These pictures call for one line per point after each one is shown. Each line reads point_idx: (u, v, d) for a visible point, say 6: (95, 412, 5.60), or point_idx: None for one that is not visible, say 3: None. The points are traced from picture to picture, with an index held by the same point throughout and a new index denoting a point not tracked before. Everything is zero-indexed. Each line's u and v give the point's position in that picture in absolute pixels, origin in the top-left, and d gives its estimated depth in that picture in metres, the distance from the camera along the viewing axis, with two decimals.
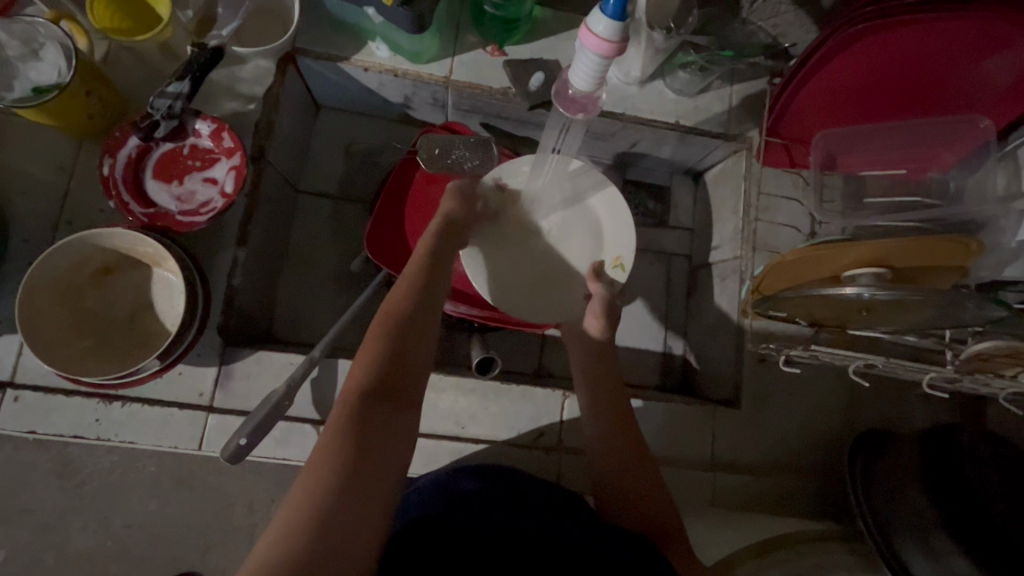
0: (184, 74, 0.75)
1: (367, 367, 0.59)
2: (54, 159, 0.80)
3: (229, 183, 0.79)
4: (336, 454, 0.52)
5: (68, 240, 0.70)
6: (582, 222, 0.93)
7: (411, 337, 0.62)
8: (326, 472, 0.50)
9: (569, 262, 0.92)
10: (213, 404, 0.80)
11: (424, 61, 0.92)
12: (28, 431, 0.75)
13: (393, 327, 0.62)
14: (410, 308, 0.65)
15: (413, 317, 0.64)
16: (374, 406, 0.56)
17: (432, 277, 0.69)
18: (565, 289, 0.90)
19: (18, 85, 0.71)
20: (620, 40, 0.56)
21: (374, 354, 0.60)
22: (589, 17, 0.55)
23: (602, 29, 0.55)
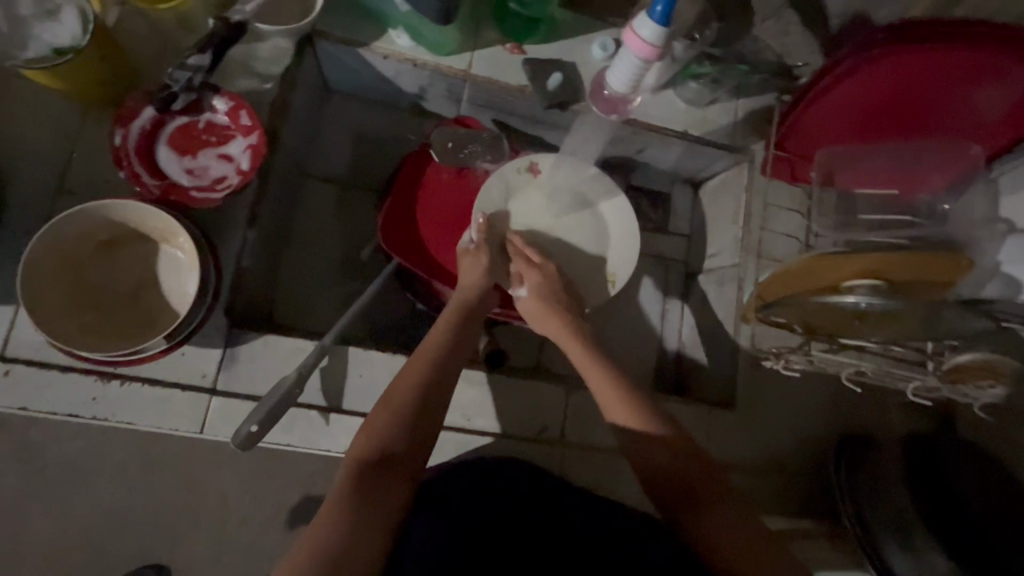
0: (207, 48, 0.76)
1: (373, 442, 0.64)
2: (56, 124, 0.77)
3: (245, 161, 0.77)
4: (350, 489, 0.60)
5: (76, 209, 0.68)
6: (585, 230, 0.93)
7: (417, 414, 0.67)
8: (334, 515, 0.58)
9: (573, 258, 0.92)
10: (216, 386, 0.77)
11: (445, 53, 0.92)
12: (19, 407, 0.72)
13: (404, 402, 0.67)
14: (422, 388, 0.68)
15: (425, 402, 0.68)
16: (373, 486, 0.61)
17: (453, 339, 0.74)
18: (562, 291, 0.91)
19: (34, 45, 0.68)
20: (662, 41, 0.69)
21: (384, 430, 0.65)
22: (636, 21, 0.68)
23: (647, 32, 0.68)
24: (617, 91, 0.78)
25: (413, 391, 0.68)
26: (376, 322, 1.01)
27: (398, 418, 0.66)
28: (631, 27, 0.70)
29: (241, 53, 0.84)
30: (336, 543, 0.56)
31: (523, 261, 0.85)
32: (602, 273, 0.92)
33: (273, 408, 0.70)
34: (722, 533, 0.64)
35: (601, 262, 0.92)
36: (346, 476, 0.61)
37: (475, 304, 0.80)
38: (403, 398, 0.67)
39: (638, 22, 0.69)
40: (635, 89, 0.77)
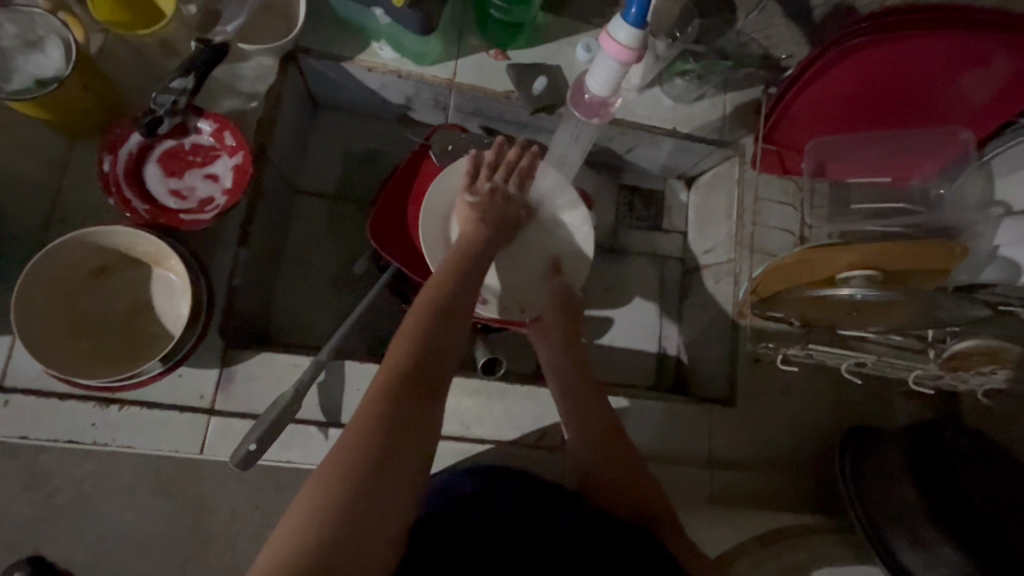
0: (189, 70, 0.73)
1: (399, 361, 0.53)
2: (45, 154, 0.78)
3: (231, 181, 0.76)
4: (367, 438, 0.47)
5: (69, 236, 0.68)
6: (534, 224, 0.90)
7: (441, 333, 0.57)
8: (349, 462, 0.45)
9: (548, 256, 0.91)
10: (215, 406, 0.78)
11: (428, 62, 0.93)
12: (21, 436, 0.72)
13: (429, 320, 0.58)
14: (441, 312, 0.59)
15: (446, 326, 0.58)
16: (398, 420, 0.49)
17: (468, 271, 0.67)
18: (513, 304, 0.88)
19: (17, 77, 0.69)
20: (638, 46, 0.68)
21: (404, 352, 0.54)
22: (611, 26, 0.68)
23: (622, 35, 0.68)
24: (599, 94, 0.77)
25: (430, 307, 0.59)
26: (374, 334, 1.01)
27: (424, 343, 0.55)
28: (606, 31, 0.70)
29: (226, 73, 0.85)
30: (360, 470, 0.45)
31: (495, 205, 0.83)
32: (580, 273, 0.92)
33: (273, 426, 0.71)
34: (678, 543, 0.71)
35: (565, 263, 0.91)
36: (374, 400, 0.50)
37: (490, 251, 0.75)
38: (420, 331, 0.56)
39: (612, 25, 0.68)
40: (616, 90, 0.77)
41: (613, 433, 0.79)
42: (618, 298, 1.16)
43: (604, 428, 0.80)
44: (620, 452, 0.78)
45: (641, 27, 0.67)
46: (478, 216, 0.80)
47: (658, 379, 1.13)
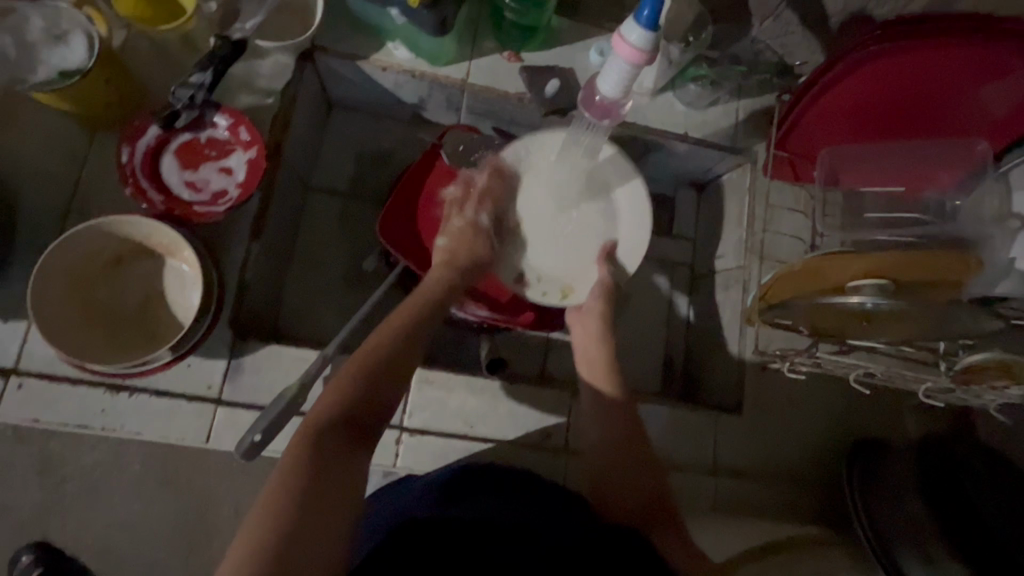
0: (208, 66, 0.74)
1: (333, 400, 0.62)
2: (65, 144, 0.79)
3: (244, 175, 0.77)
4: (302, 464, 0.54)
5: (88, 224, 0.70)
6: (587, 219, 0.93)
7: (384, 367, 0.66)
8: (292, 480, 0.53)
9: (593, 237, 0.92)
10: (222, 397, 0.78)
11: (443, 64, 0.94)
12: (32, 419, 0.73)
13: (371, 356, 0.67)
14: (386, 350, 0.68)
15: (387, 360, 0.67)
16: (329, 442, 0.58)
17: (422, 307, 0.76)
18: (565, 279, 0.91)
19: (42, 68, 0.71)
20: (650, 48, 0.68)
21: (341, 390, 0.63)
22: (623, 28, 0.67)
23: (634, 37, 0.67)
24: (608, 97, 0.76)
25: (375, 347, 0.68)
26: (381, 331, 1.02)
27: (359, 382, 0.64)
28: (618, 34, 0.69)
29: (244, 70, 0.86)
30: (296, 489, 0.53)
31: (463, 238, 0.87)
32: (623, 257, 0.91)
33: (278, 417, 0.71)
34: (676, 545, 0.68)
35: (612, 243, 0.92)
36: (309, 429, 0.58)
37: (459, 281, 0.83)
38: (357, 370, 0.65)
39: (624, 27, 0.68)
40: (627, 95, 0.75)
41: (624, 437, 0.79)
42: (626, 302, 1.16)
43: (621, 437, 0.79)
44: (631, 454, 0.77)
45: (653, 30, 0.67)
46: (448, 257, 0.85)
47: (664, 385, 1.13)
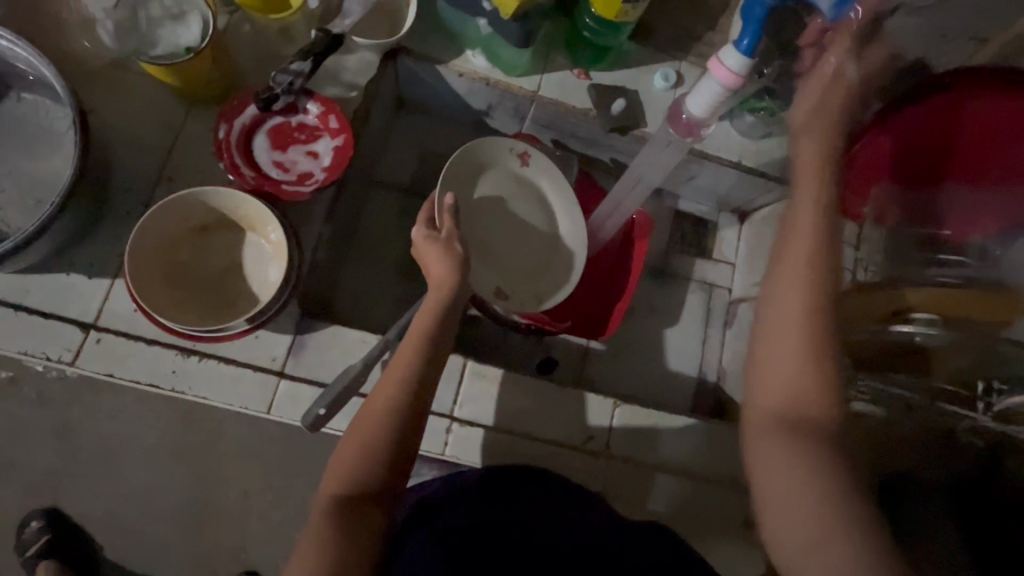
0: (309, 56, 0.79)
1: (348, 472, 0.66)
2: (161, 116, 0.83)
3: (330, 160, 0.81)
4: (324, 543, 0.61)
5: (188, 192, 0.74)
6: (537, 242, 0.99)
7: (393, 431, 0.67)
8: (314, 559, 0.60)
9: (541, 241, 0.99)
10: (284, 369, 0.81)
11: (517, 74, 0.98)
12: (107, 373, 0.75)
13: (379, 422, 0.67)
14: (393, 408, 0.68)
15: (399, 425, 0.67)
16: (356, 515, 0.64)
17: (427, 345, 0.71)
18: (517, 283, 0.96)
19: (160, 41, 0.75)
20: (745, 73, 0.72)
21: (355, 462, 0.66)
22: (722, 51, 0.71)
23: (733, 62, 0.71)
24: (695, 116, 0.79)
25: (382, 410, 0.68)
26: None
27: (373, 452, 0.66)
28: (715, 57, 0.72)
29: (332, 63, 0.90)
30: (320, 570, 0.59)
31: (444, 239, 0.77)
32: (565, 265, 0.99)
33: (344, 393, 0.74)
34: (792, 524, 0.55)
35: (558, 252, 1.00)
36: (328, 505, 0.64)
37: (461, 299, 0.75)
38: (370, 434, 0.67)
39: (723, 51, 0.71)
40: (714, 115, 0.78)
41: (809, 303, 0.61)
42: (663, 319, 1.18)
43: (813, 378, 0.59)
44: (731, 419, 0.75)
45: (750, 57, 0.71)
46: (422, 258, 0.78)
47: (695, 404, 1.14)
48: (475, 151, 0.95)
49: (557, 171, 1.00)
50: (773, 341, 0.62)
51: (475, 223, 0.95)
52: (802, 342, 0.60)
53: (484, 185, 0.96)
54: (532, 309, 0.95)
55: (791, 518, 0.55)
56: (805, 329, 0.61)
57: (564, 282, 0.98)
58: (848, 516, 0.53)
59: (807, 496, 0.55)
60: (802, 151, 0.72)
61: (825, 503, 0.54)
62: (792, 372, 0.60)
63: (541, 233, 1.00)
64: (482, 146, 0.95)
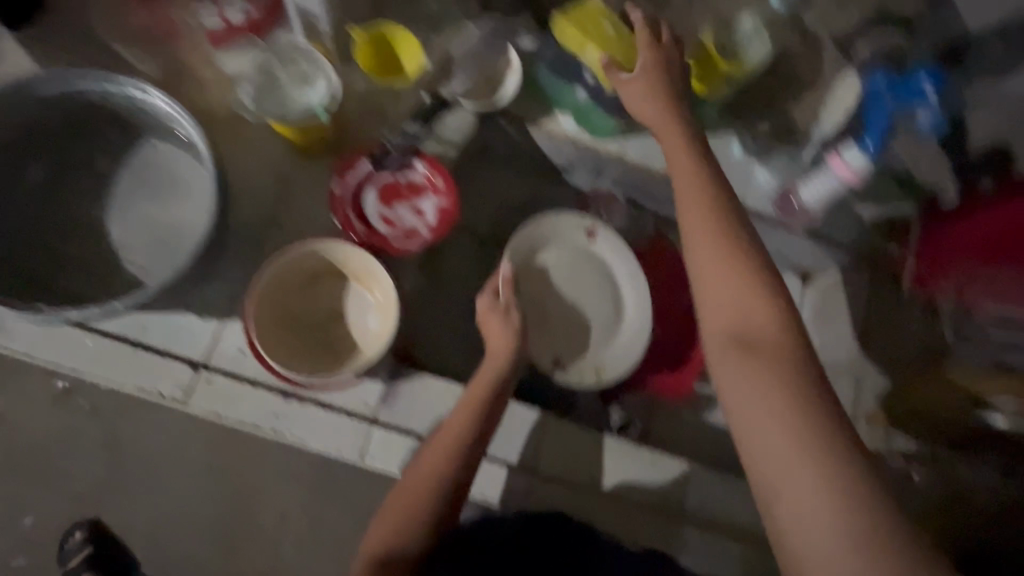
0: (422, 116, 0.91)
1: (394, 524, 0.72)
2: (273, 165, 0.87)
3: (434, 219, 0.85)
4: None
5: (307, 245, 0.78)
6: (600, 317, 1.01)
7: (437, 487, 0.73)
8: None
9: (597, 315, 1.01)
10: (377, 417, 0.83)
11: (604, 137, 1.00)
12: (215, 412, 0.79)
13: (428, 478, 0.73)
14: (440, 468, 0.73)
15: (445, 482, 0.73)
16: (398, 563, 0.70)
17: (478, 412, 0.77)
18: (571, 356, 0.99)
19: (288, 102, 0.80)
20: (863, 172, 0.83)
21: (403, 513, 0.72)
22: (848, 153, 0.82)
23: (856, 163, 0.82)
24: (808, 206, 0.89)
25: (431, 468, 0.73)
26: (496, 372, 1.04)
27: (417, 506, 0.72)
28: (839, 155, 0.83)
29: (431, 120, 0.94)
30: None
31: (501, 311, 0.84)
32: (619, 348, 1.00)
33: None
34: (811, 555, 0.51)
35: (613, 332, 1.01)
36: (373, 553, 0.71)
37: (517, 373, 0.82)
38: (416, 490, 0.73)
39: (847, 152, 0.82)
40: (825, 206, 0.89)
41: (779, 319, 0.60)
42: None
43: (805, 401, 0.56)
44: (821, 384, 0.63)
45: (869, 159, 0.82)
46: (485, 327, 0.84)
47: None
48: (536, 227, 1.00)
49: (619, 248, 1.02)
50: (737, 383, 0.59)
51: (535, 291, 1.00)
52: (768, 364, 0.58)
53: (545, 254, 1.01)
54: (579, 383, 0.97)
55: (823, 558, 0.50)
56: (781, 350, 0.58)
57: (617, 361, 0.99)
58: (891, 552, 0.49)
59: (831, 529, 0.51)
60: (668, 144, 0.72)
61: (866, 534, 0.50)
62: (769, 414, 0.56)
63: (605, 309, 1.01)
64: (543, 219, 0.99)
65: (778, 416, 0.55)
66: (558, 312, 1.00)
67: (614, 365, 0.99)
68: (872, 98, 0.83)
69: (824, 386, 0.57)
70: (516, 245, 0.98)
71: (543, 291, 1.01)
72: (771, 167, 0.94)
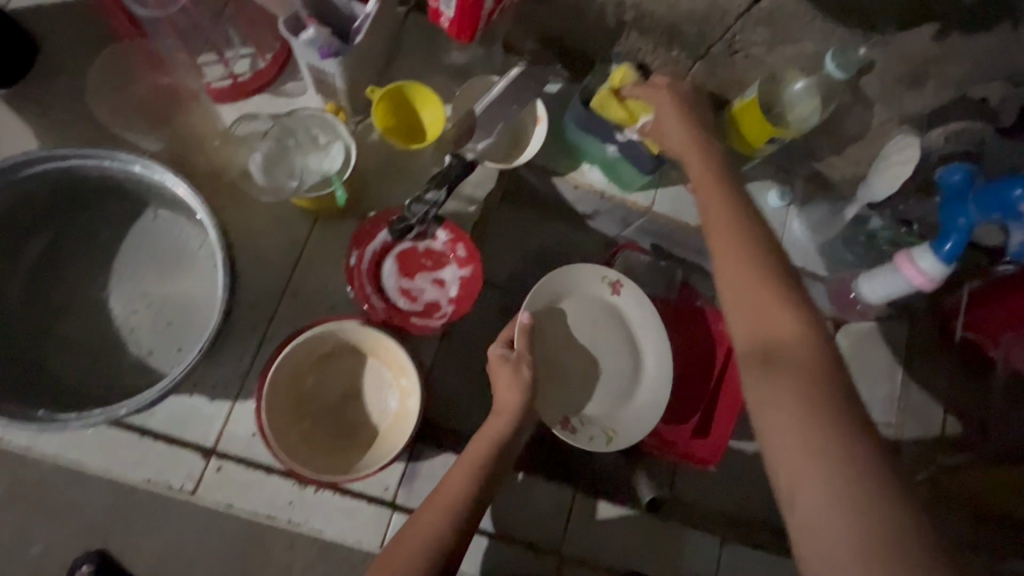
0: (444, 186, 0.75)
1: None
2: (285, 230, 0.82)
3: (457, 290, 0.80)
4: None
5: (322, 329, 0.73)
6: (620, 377, 0.90)
7: (431, 556, 0.61)
8: None
9: (624, 370, 0.90)
10: (396, 500, 0.79)
11: (632, 189, 0.95)
12: (227, 503, 0.75)
13: (423, 538, 0.61)
14: (438, 532, 0.62)
15: (440, 552, 0.61)
16: None
17: (481, 467, 0.68)
18: (590, 417, 0.87)
19: (302, 172, 0.76)
20: (940, 275, 0.74)
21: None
22: (920, 254, 0.73)
23: (928, 266, 0.73)
24: (869, 298, 0.83)
25: (429, 532, 0.62)
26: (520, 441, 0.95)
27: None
28: (907, 254, 0.75)
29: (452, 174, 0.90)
30: None
31: (512, 361, 0.77)
32: (643, 405, 0.88)
33: None
34: None
35: (638, 387, 0.90)
36: None
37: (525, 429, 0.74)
38: (407, 557, 0.60)
39: (918, 252, 0.74)
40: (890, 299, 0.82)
41: (806, 336, 0.55)
42: None
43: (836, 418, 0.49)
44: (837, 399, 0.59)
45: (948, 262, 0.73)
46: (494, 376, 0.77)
47: None
48: (557, 275, 0.88)
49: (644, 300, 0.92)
50: (767, 391, 0.53)
51: (553, 346, 0.89)
52: (802, 384, 0.52)
53: (566, 306, 0.90)
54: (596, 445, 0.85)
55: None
56: (809, 358, 0.53)
57: (639, 420, 0.88)
58: None
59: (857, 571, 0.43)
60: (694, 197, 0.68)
61: (889, 568, 0.42)
62: (787, 417, 0.51)
63: (625, 368, 0.90)
64: (559, 271, 0.88)
65: (807, 436, 0.49)
66: (577, 366, 0.89)
67: (636, 424, 0.87)
68: (952, 196, 0.71)
69: (861, 412, 0.50)
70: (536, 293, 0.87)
71: (562, 347, 0.89)
72: (808, 216, 0.93)
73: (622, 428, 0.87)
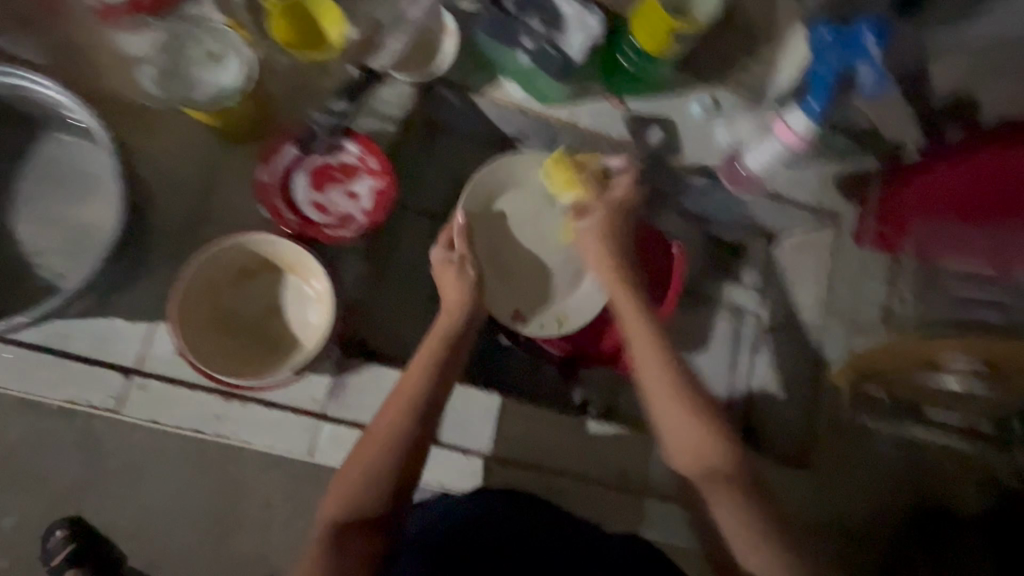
0: (347, 93, 0.81)
1: (351, 492, 0.62)
2: (197, 154, 0.81)
3: (370, 202, 0.81)
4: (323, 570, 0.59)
5: (231, 242, 0.73)
6: (564, 269, 0.93)
7: (397, 448, 0.64)
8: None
9: (566, 260, 0.93)
10: (326, 412, 0.81)
11: (552, 104, 0.90)
12: (153, 419, 0.76)
13: (386, 431, 0.64)
14: (399, 427, 0.65)
15: (403, 443, 0.65)
16: (355, 537, 0.61)
17: (434, 363, 0.69)
18: (539, 307, 0.91)
19: (197, 85, 0.75)
20: (809, 135, 0.77)
21: (359, 475, 0.63)
22: (789, 115, 0.76)
23: (800, 127, 0.76)
24: (750, 167, 0.86)
25: (386, 428, 0.65)
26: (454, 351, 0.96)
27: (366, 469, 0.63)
28: (780, 117, 0.78)
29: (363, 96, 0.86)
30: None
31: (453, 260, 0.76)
32: (589, 291, 0.92)
33: None
34: None
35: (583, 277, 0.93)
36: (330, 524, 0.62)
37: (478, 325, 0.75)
38: (370, 450, 0.64)
39: (789, 113, 0.77)
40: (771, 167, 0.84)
41: None
42: None
43: None
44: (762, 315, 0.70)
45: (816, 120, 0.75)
46: (440, 278, 0.76)
47: None
48: (489, 172, 0.90)
49: None
50: None
51: (493, 242, 0.91)
52: None
53: (502, 203, 0.92)
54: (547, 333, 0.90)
55: None
56: None
57: (588, 305, 0.92)
58: None
59: None
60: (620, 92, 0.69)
61: None
62: None
63: (569, 261, 0.93)
64: (490, 166, 0.89)
65: None
66: (517, 261, 0.92)
67: (584, 312, 0.92)
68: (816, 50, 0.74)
69: None
70: (469, 192, 0.89)
71: (502, 243, 0.92)
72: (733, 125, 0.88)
73: (574, 315, 0.91)
